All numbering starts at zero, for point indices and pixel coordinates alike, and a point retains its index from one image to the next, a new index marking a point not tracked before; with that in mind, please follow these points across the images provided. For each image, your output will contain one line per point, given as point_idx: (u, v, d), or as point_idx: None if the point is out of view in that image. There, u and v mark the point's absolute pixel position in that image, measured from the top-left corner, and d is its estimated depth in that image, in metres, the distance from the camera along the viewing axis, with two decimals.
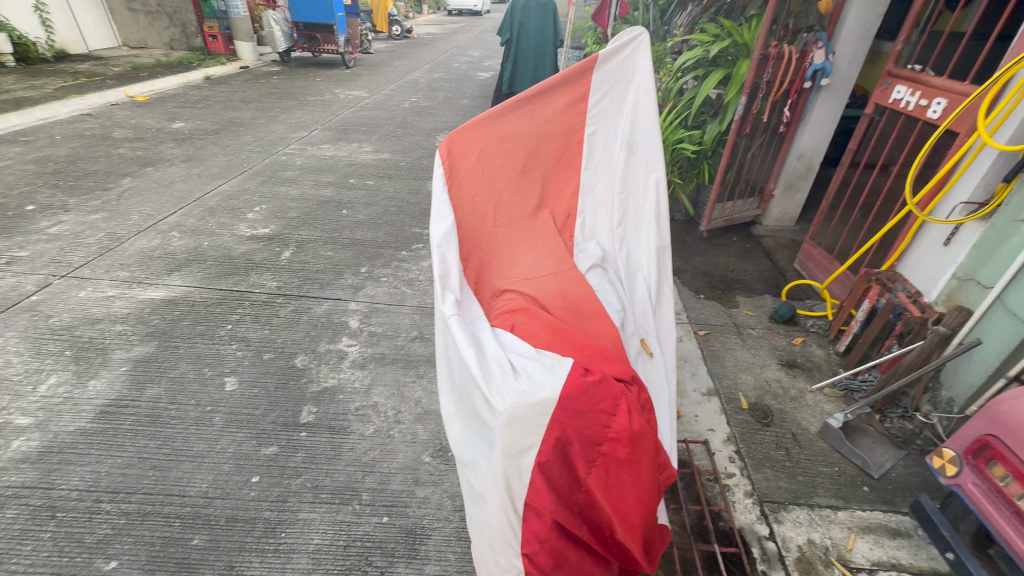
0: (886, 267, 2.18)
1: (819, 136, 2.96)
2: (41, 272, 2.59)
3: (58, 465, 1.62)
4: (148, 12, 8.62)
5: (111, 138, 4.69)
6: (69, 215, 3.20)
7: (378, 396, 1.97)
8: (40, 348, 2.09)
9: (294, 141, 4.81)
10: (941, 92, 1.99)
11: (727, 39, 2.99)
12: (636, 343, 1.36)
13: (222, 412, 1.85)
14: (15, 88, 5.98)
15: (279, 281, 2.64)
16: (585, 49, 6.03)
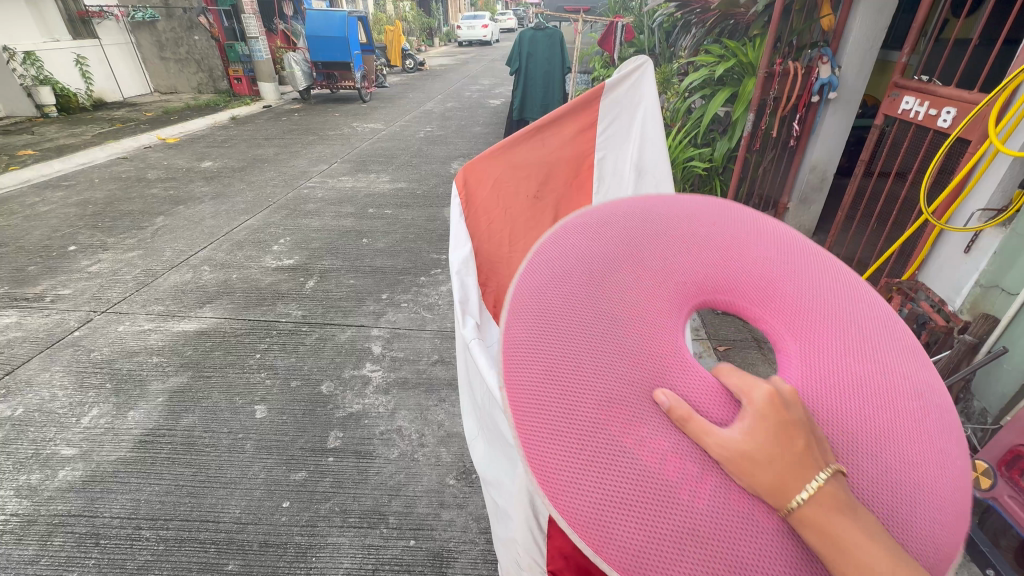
0: (907, 276, 2.15)
1: (830, 148, 2.97)
2: (82, 309, 2.74)
3: (101, 493, 1.70)
4: (178, 60, 9.15)
5: (145, 179, 4.95)
6: (108, 253, 3.38)
7: (402, 420, 2.01)
8: (83, 381, 2.20)
9: (315, 175, 5.00)
10: (950, 100, 1.99)
11: (732, 60, 3.05)
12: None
13: (253, 439, 1.91)
14: (57, 137, 6.38)
15: (304, 310, 2.73)
16: (593, 73, 6.17)
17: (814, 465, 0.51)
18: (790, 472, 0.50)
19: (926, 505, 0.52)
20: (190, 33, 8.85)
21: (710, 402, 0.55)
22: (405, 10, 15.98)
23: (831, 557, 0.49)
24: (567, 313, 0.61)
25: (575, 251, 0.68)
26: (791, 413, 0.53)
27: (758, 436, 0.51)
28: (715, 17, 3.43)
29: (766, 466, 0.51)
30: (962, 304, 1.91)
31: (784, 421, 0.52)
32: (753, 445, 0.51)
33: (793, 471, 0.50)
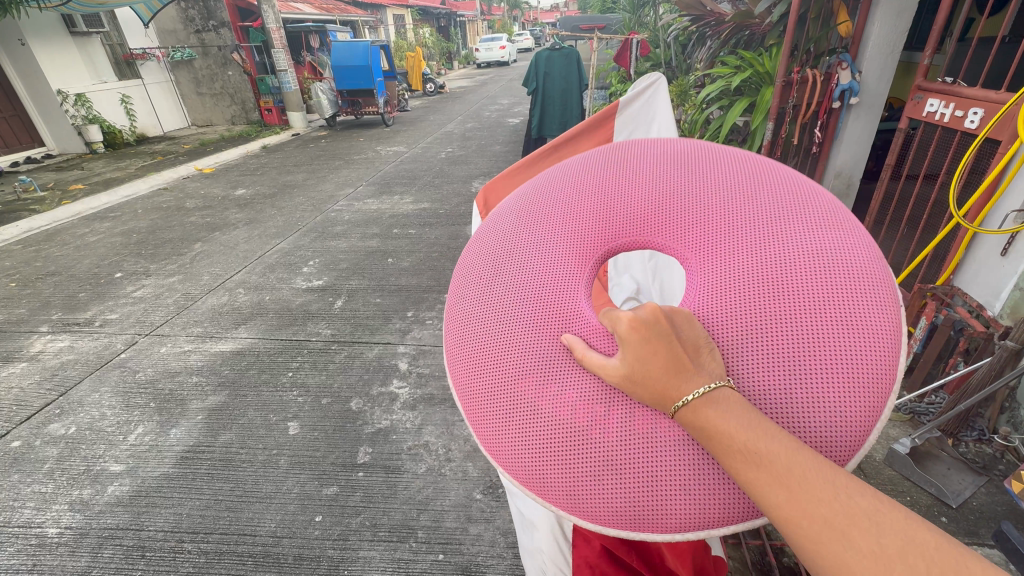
0: (942, 281, 2.09)
1: (855, 153, 2.93)
2: (128, 332, 2.90)
3: (147, 507, 1.78)
4: (213, 95, 9.68)
5: (183, 208, 5.21)
6: (151, 279, 3.57)
7: (429, 435, 2.05)
8: (129, 400, 2.32)
9: (342, 198, 5.16)
10: (976, 101, 1.94)
11: (748, 70, 3.05)
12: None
13: (286, 455, 1.97)
14: (105, 171, 6.80)
15: (333, 329, 2.82)
16: (610, 88, 6.25)
17: (704, 377, 0.61)
18: (666, 377, 0.61)
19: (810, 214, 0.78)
20: (224, 69, 9.38)
21: (599, 340, 0.73)
22: (425, 36, 16.52)
23: (703, 439, 0.60)
24: (482, 363, 0.83)
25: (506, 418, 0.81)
26: (653, 330, 0.62)
27: (631, 360, 0.63)
28: (730, 28, 3.44)
29: (650, 375, 0.62)
30: (1002, 308, 1.84)
31: (645, 339, 0.62)
32: (629, 366, 0.63)
33: (670, 374, 0.61)
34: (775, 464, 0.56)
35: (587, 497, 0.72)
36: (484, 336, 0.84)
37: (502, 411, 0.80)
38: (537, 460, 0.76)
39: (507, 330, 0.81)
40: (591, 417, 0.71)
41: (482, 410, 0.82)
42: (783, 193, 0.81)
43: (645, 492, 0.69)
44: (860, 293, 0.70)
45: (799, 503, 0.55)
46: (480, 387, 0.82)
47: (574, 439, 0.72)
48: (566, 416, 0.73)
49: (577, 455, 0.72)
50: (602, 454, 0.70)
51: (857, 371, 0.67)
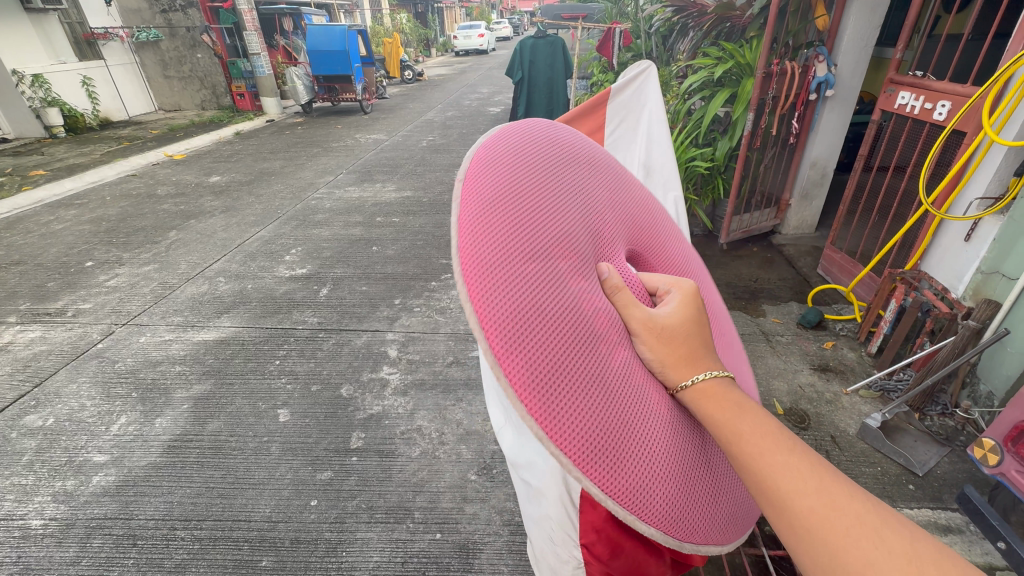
0: (910, 266, 2.21)
1: (829, 145, 3.04)
2: (103, 321, 2.81)
3: (135, 497, 1.75)
4: (181, 78, 9.32)
5: (155, 196, 5.03)
6: (124, 267, 3.46)
7: (421, 420, 2.06)
8: (109, 391, 2.26)
9: (322, 186, 5.07)
10: (944, 95, 2.04)
11: (730, 61, 3.09)
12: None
13: (278, 442, 1.97)
14: (67, 156, 6.50)
15: (319, 317, 2.80)
16: (591, 78, 6.29)
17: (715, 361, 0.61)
18: (692, 345, 0.59)
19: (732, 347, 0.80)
20: (193, 51, 9.03)
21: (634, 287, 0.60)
22: (402, 22, 16.25)
23: (710, 409, 0.56)
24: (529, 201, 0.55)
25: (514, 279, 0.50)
26: (697, 303, 0.64)
27: (677, 315, 0.59)
28: (712, 19, 3.48)
29: (684, 335, 0.59)
30: (965, 291, 1.96)
31: (691, 306, 0.62)
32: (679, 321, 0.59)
33: (696, 345, 0.60)
34: (790, 447, 0.55)
35: (549, 402, 0.43)
36: (527, 159, 0.58)
37: (510, 220, 0.50)
38: (527, 306, 0.45)
39: (562, 178, 0.59)
40: (608, 334, 0.51)
41: (486, 201, 0.51)
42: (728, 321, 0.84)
43: (614, 462, 0.45)
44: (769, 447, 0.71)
45: (816, 488, 0.52)
46: (503, 181, 0.54)
47: (587, 336, 0.47)
48: (589, 305, 0.50)
49: (574, 350, 0.46)
50: (601, 378, 0.47)
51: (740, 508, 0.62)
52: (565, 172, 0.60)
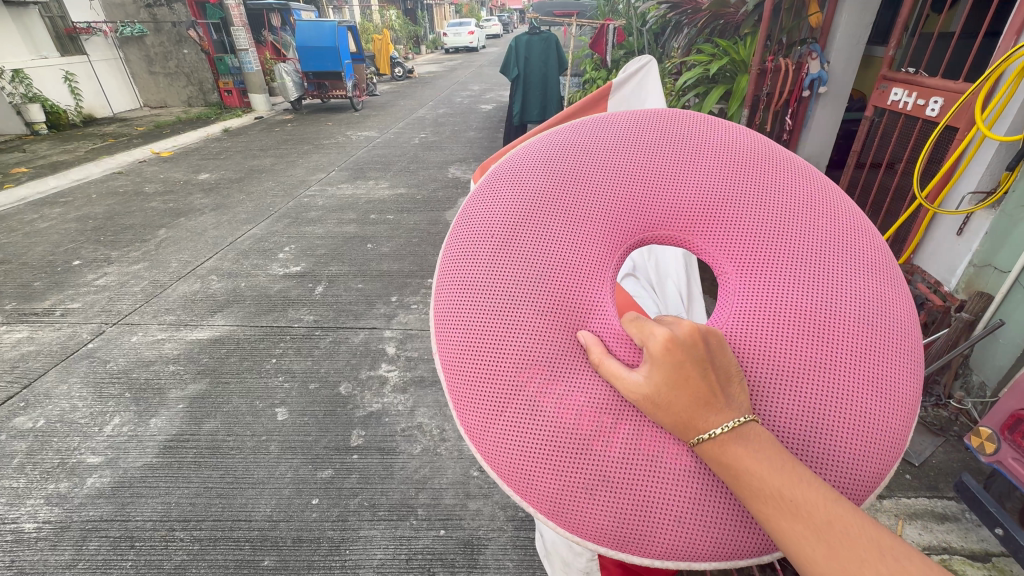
0: (903, 260, 2.25)
1: (821, 141, 3.10)
2: (93, 321, 2.75)
3: (131, 498, 1.72)
4: (167, 74, 9.17)
5: (143, 193, 4.94)
6: (113, 266, 3.39)
7: (422, 417, 2.06)
8: (101, 391, 2.22)
9: (314, 183, 5.02)
10: (936, 91, 2.08)
11: (724, 58, 3.10)
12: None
13: (277, 440, 1.94)
14: (50, 154, 6.36)
15: (315, 315, 2.77)
16: (584, 76, 6.31)
17: (731, 412, 0.69)
18: (692, 404, 0.70)
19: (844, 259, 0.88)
20: (179, 47, 8.89)
21: (619, 348, 0.84)
22: (392, 19, 16.17)
23: (733, 478, 0.68)
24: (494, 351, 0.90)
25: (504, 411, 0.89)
26: (686, 354, 0.71)
27: (657, 380, 0.72)
28: (706, 17, 3.49)
29: (667, 396, 0.71)
30: (957, 284, 1.99)
31: (678, 363, 0.71)
32: (654, 388, 0.72)
33: (696, 406, 0.69)
34: (811, 515, 0.64)
35: (571, 505, 0.84)
36: (485, 323, 0.92)
37: (499, 403, 0.89)
38: (536, 459, 0.86)
39: (518, 315, 0.90)
40: (580, 438, 0.82)
41: (482, 397, 0.91)
42: (835, 230, 0.91)
43: (630, 513, 0.81)
44: (887, 359, 0.82)
45: (833, 555, 0.62)
46: (479, 372, 0.91)
47: (577, 446, 0.83)
48: (570, 419, 0.83)
49: (572, 462, 0.83)
50: (598, 468, 0.82)
51: (875, 420, 0.79)
52: (515, 302, 0.91)
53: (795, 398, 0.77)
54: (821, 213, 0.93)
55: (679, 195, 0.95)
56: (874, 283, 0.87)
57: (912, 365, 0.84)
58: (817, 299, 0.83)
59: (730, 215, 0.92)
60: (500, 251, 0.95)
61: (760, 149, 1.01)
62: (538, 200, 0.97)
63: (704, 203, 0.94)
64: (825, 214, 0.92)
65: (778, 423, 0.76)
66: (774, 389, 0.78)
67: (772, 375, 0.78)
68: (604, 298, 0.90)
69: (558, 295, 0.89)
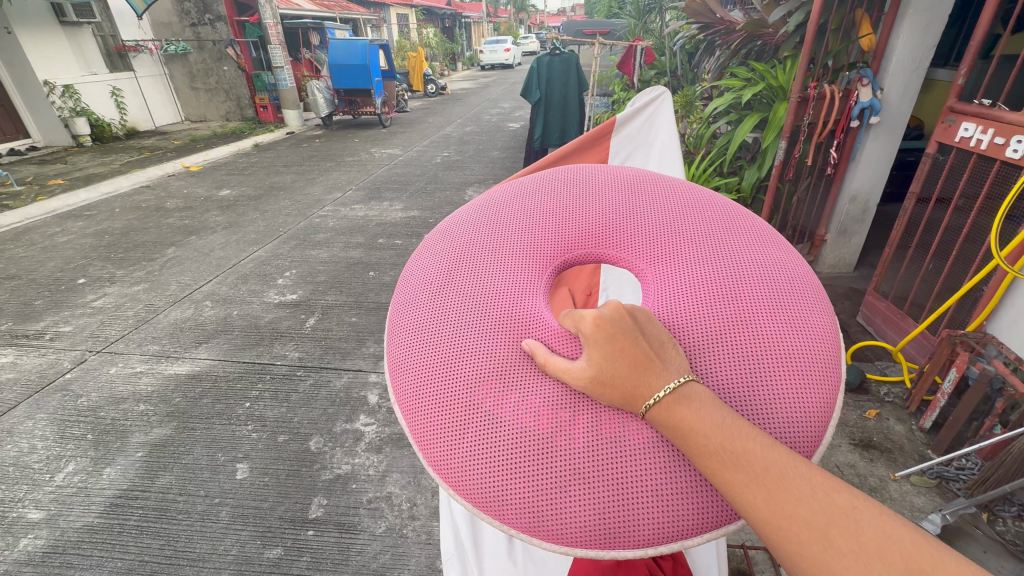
0: (973, 327, 1.86)
1: (872, 177, 2.70)
2: (78, 348, 2.66)
3: (60, 569, 1.55)
4: (207, 90, 9.48)
5: (163, 209, 4.97)
6: (114, 286, 3.34)
7: (393, 485, 1.81)
8: (64, 431, 2.09)
9: (329, 203, 4.93)
10: (1019, 128, 1.72)
11: (760, 83, 2.79)
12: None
13: (229, 506, 1.74)
14: (88, 166, 6.58)
15: (301, 352, 2.59)
16: (613, 96, 6.07)
17: (670, 374, 0.65)
18: (636, 375, 0.65)
19: (741, 237, 0.92)
20: (219, 64, 9.17)
21: (559, 343, 0.76)
22: (428, 36, 16.42)
23: (677, 438, 0.63)
24: (436, 371, 0.80)
25: (461, 432, 0.76)
26: (616, 327, 0.67)
27: (596, 359, 0.67)
28: (741, 37, 3.17)
29: (618, 370, 0.66)
30: None
31: (611, 337, 0.67)
32: (598, 368, 0.67)
33: (639, 374, 0.65)
34: (752, 465, 0.59)
35: (551, 515, 0.70)
36: (429, 356, 0.83)
37: (451, 430, 0.77)
38: (503, 476, 0.72)
39: (456, 331, 0.82)
40: (543, 437, 0.71)
41: (436, 430, 0.78)
42: (728, 221, 0.95)
43: (613, 508, 0.68)
44: (803, 308, 0.82)
45: (787, 514, 0.57)
46: (426, 401, 0.80)
47: (538, 447, 0.71)
48: (526, 423, 0.72)
49: (540, 467, 0.70)
50: (567, 463, 0.69)
51: (809, 359, 0.77)
52: (453, 328, 0.83)
53: (724, 358, 0.74)
54: (717, 208, 0.98)
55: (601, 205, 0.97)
56: (768, 250, 0.90)
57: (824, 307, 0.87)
58: (727, 273, 0.84)
59: (645, 219, 0.94)
60: (437, 296, 0.89)
61: (641, 174, 1.06)
62: (464, 245, 0.95)
63: (621, 214, 0.95)
64: (712, 207, 0.98)
65: (720, 384, 0.72)
66: (701, 346, 0.74)
67: (703, 337, 0.75)
68: (536, 303, 0.84)
69: (495, 311, 0.82)
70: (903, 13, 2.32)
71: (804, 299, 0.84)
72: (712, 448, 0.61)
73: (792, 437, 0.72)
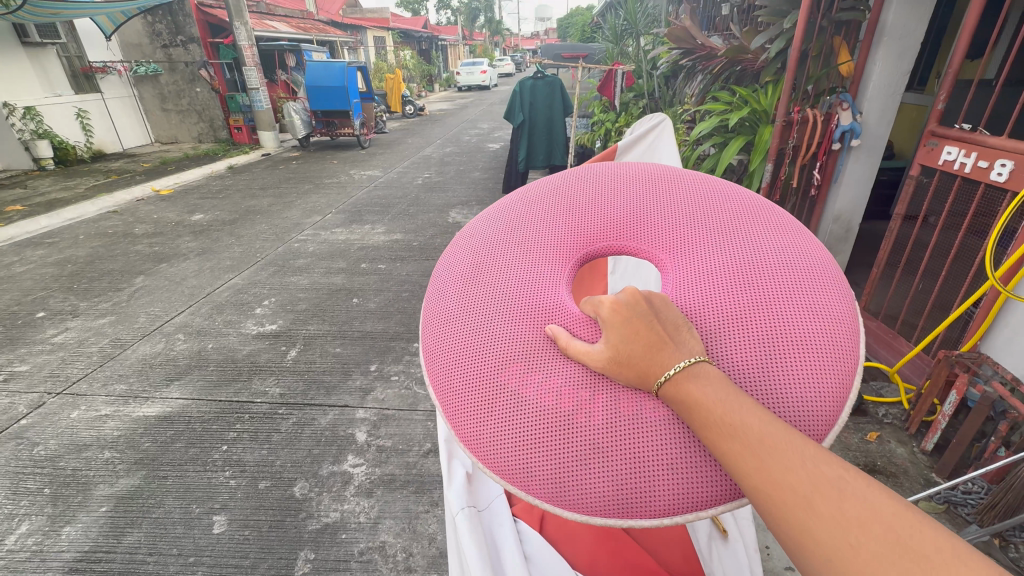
0: (967, 348, 1.87)
1: (854, 198, 2.75)
2: (36, 389, 2.46)
3: None
4: (179, 111, 9.27)
5: (131, 235, 4.75)
6: (77, 320, 3.13)
7: (386, 533, 1.69)
8: (17, 486, 1.90)
9: (308, 227, 4.80)
10: (1003, 152, 1.76)
11: (744, 107, 2.84)
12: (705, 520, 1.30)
13: (205, 566, 1.59)
14: (50, 191, 6.28)
15: (282, 387, 2.44)
16: (592, 117, 6.17)
17: (683, 353, 0.66)
18: (649, 355, 0.67)
19: (757, 226, 0.90)
20: (192, 86, 9.00)
21: (582, 330, 0.79)
22: (406, 58, 16.52)
23: (683, 411, 0.64)
24: (464, 356, 0.84)
25: (486, 409, 0.79)
26: (632, 312, 0.69)
27: (612, 343, 0.70)
28: (721, 63, 3.24)
29: (632, 351, 0.68)
30: None
31: (626, 321, 0.69)
32: (614, 351, 0.69)
33: (652, 354, 0.66)
34: (745, 434, 0.59)
35: (571, 486, 0.73)
36: (457, 341, 0.86)
37: (478, 407, 0.80)
38: (524, 451, 0.75)
39: (482, 317, 0.86)
40: (561, 412, 0.73)
41: (463, 409, 0.82)
42: (744, 209, 0.93)
43: (632, 479, 0.70)
44: (818, 295, 0.80)
45: (775, 480, 0.56)
46: (454, 382, 0.84)
47: (558, 422, 0.73)
48: (547, 401, 0.75)
49: (560, 440, 0.73)
50: (585, 437, 0.72)
51: (822, 347, 0.75)
52: (477, 316, 0.87)
53: (736, 339, 0.73)
54: (733, 197, 0.96)
55: (616, 199, 0.97)
56: (791, 238, 0.88)
57: (847, 297, 0.83)
58: (739, 262, 0.83)
59: (656, 210, 0.94)
60: (464, 286, 0.92)
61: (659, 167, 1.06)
62: (488, 237, 0.99)
63: (638, 205, 0.96)
64: (726, 195, 0.96)
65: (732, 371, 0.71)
66: (713, 333, 0.74)
67: (710, 328, 0.74)
68: (556, 291, 0.86)
69: (517, 300, 0.85)
70: (879, 41, 2.39)
71: (822, 287, 0.81)
72: (710, 420, 0.61)
73: (801, 420, 0.71)
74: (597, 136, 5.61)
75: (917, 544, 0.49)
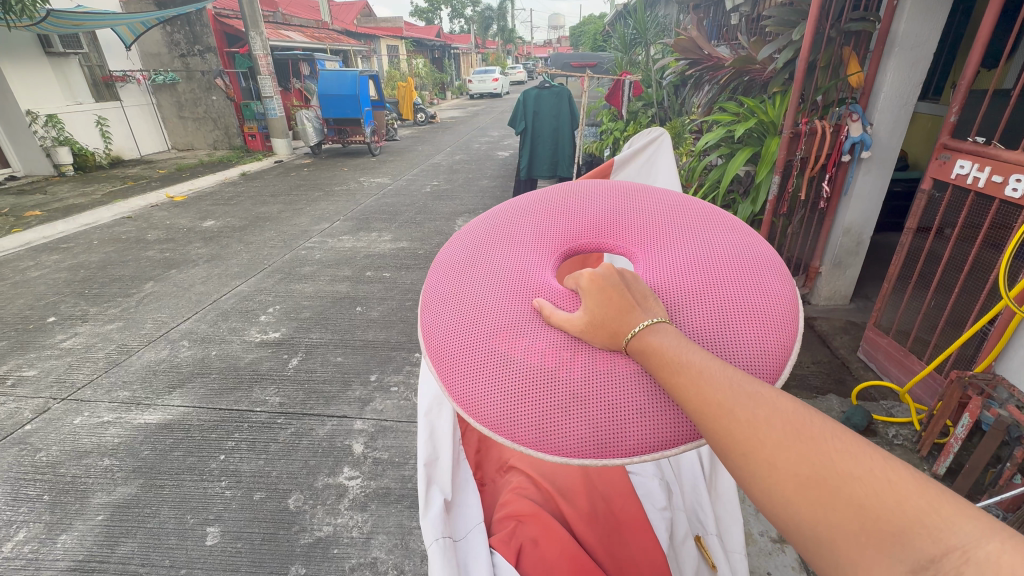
0: (983, 368, 1.81)
1: (865, 209, 2.69)
2: (42, 395, 2.49)
3: None
4: (195, 119, 9.47)
5: (144, 240, 4.83)
6: (86, 325, 3.18)
7: (378, 549, 1.67)
8: (17, 492, 1.92)
9: (316, 234, 4.83)
10: (1018, 166, 1.70)
11: (750, 118, 2.80)
12: (695, 553, 1.28)
13: None
14: (68, 197, 6.42)
15: (282, 396, 2.44)
16: (601, 126, 6.15)
17: (649, 315, 0.67)
18: (619, 318, 0.67)
19: (701, 219, 0.90)
20: (208, 94, 9.19)
21: (560, 302, 0.78)
22: (419, 66, 16.69)
23: (638, 357, 0.65)
24: (449, 321, 0.83)
25: (469, 363, 0.77)
26: (607, 282, 0.69)
27: (588, 312, 0.69)
28: (728, 73, 3.19)
29: (606, 314, 0.68)
30: None
31: (601, 289, 0.68)
32: (590, 317, 0.69)
33: (624, 318, 0.67)
34: (683, 364, 0.60)
35: (550, 432, 0.70)
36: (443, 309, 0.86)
37: (461, 362, 0.78)
38: (510, 404, 0.72)
39: (466, 288, 0.85)
40: (543, 360, 0.72)
41: (449, 368, 0.80)
42: (691, 206, 0.94)
43: (607, 424, 0.68)
44: (760, 279, 0.79)
45: (702, 400, 0.57)
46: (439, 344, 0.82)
47: (538, 373, 0.72)
48: (528, 354, 0.73)
49: (539, 388, 0.71)
50: (564, 385, 0.70)
51: (765, 325, 0.74)
52: (461, 292, 0.86)
53: (689, 314, 0.72)
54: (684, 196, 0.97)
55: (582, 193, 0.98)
56: (736, 231, 0.88)
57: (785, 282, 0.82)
58: (690, 248, 0.82)
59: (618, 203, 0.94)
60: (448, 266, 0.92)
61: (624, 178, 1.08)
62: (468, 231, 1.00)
63: (607, 204, 0.95)
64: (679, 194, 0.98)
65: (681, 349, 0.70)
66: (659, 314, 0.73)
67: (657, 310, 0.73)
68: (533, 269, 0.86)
69: (497, 274, 0.85)
70: (889, 50, 2.34)
71: (764, 270, 0.81)
72: (659, 361, 0.62)
73: None
74: (605, 145, 5.58)
75: (821, 450, 0.50)
